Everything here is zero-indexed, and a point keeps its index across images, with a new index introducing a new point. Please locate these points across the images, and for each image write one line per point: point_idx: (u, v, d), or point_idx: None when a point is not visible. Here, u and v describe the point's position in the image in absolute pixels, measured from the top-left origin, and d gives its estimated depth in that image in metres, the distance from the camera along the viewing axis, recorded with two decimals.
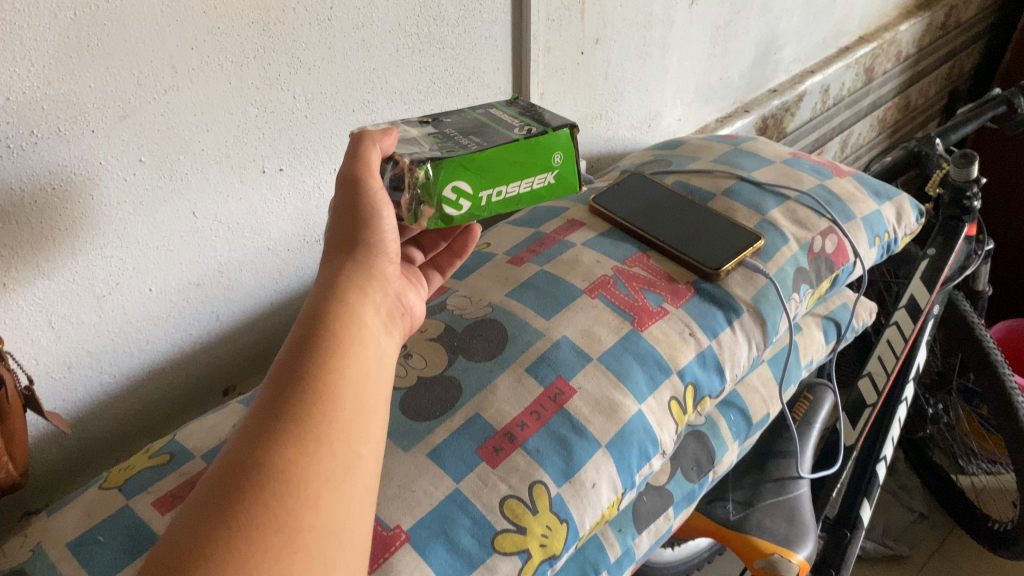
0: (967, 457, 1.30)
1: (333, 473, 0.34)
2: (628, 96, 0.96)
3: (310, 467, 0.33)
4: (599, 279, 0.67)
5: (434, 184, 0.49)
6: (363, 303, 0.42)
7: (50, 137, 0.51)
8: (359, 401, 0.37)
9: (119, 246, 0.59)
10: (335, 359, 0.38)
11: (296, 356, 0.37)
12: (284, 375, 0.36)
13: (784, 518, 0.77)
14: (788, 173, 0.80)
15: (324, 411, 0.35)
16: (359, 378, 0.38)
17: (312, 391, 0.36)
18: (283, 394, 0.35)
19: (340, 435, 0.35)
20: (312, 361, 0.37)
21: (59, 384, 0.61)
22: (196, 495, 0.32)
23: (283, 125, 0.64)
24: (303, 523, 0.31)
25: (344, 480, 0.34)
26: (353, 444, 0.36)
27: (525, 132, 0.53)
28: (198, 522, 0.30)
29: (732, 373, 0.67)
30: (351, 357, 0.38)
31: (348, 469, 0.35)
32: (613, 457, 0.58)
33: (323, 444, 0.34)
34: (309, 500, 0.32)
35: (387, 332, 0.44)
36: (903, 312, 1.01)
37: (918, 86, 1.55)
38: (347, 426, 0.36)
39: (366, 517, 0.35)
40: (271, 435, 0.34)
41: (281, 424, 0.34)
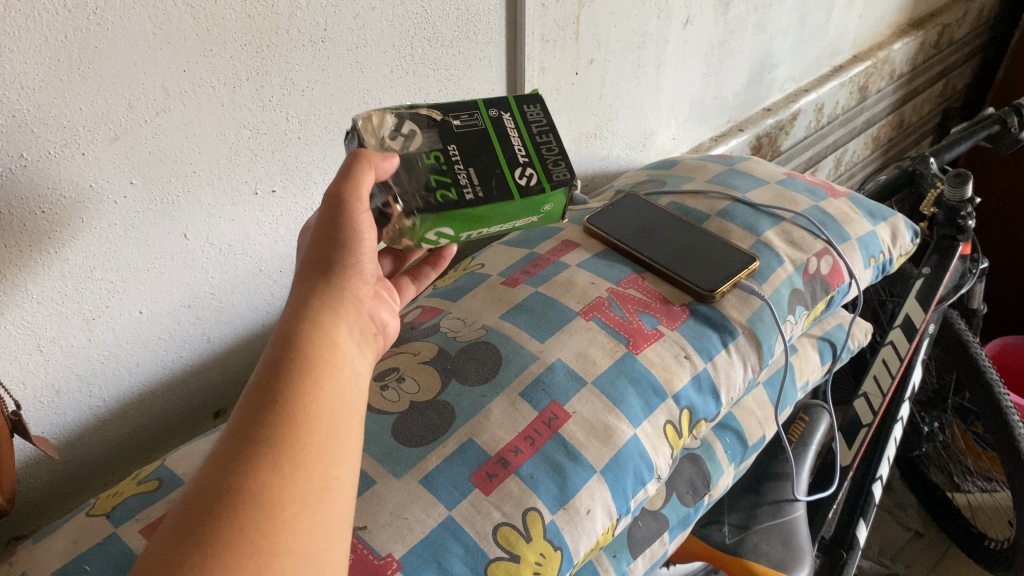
0: (963, 476, 1.31)
1: (310, 497, 0.34)
2: (623, 116, 0.96)
3: (286, 491, 0.34)
4: (593, 301, 0.66)
5: (420, 228, 0.51)
6: (338, 324, 0.42)
7: (39, 160, 0.50)
8: (335, 423, 0.38)
9: (108, 269, 0.58)
10: (310, 381, 0.38)
11: (271, 378, 0.37)
12: (259, 399, 0.36)
13: (780, 542, 0.77)
14: (783, 194, 0.80)
15: (299, 434, 0.36)
16: (334, 400, 0.38)
17: (287, 413, 0.36)
18: (258, 418, 0.35)
19: (316, 458, 0.35)
20: (287, 384, 0.37)
21: (47, 408, 0.60)
22: (170, 521, 0.32)
23: (276, 146, 0.63)
24: (279, 548, 0.32)
25: (320, 503, 0.35)
26: (329, 467, 0.36)
27: (523, 182, 0.53)
28: (173, 549, 0.30)
29: (727, 397, 0.66)
30: (326, 379, 0.39)
31: (325, 492, 0.35)
32: (608, 483, 0.57)
33: (298, 467, 0.35)
34: (285, 524, 0.33)
35: (364, 352, 0.44)
36: (898, 332, 1.01)
37: (911, 104, 1.55)
38: (322, 449, 0.36)
39: (344, 540, 0.36)
40: (247, 459, 0.34)
41: (256, 448, 0.34)
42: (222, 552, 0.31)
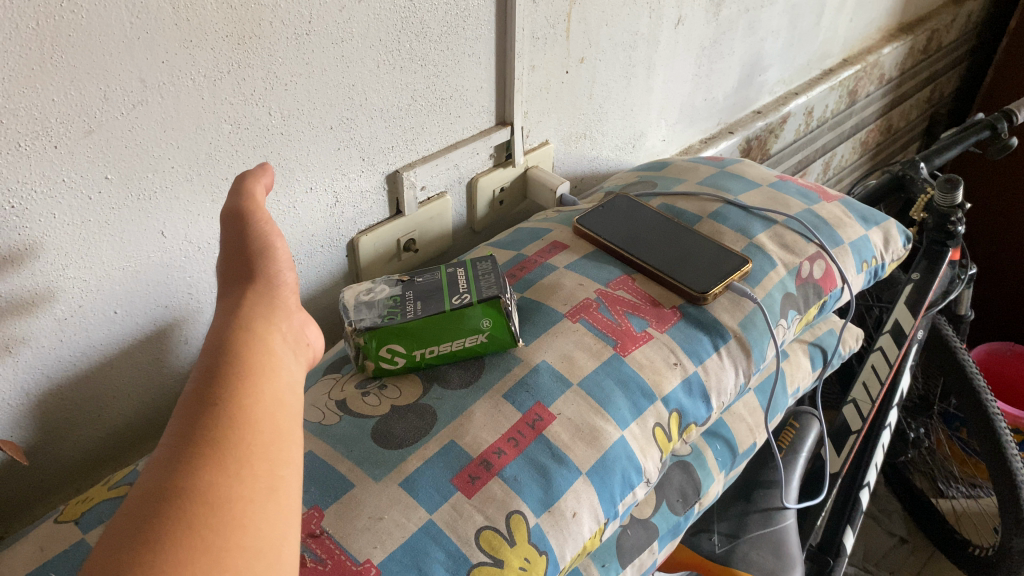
0: (947, 481, 1.31)
1: (259, 494, 0.31)
2: (613, 116, 0.95)
3: (232, 488, 0.30)
4: (581, 303, 0.65)
5: (370, 347, 0.58)
6: (273, 334, 0.40)
7: (9, 153, 0.48)
8: (277, 426, 0.35)
9: (82, 267, 0.56)
10: (246, 386, 0.35)
11: (206, 382, 0.35)
12: (196, 400, 0.34)
13: (771, 551, 0.76)
14: (776, 198, 0.79)
15: (241, 431, 0.33)
16: (274, 400, 0.35)
17: (226, 413, 0.33)
18: (197, 421, 0.32)
19: (260, 456, 0.32)
20: (223, 390, 0.34)
21: (17, 412, 0.58)
22: (111, 525, 0.28)
23: (257, 141, 0.61)
24: (230, 544, 0.29)
25: (271, 501, 0.32)
26: (274, 466, 0.33)
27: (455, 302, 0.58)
28: (114, 549, 0.27)
29: (718, 401, 0.65)
30: (263, 385, 0.36)
31: (272, 491, 0.32)
32: (595, 486, 0.56)
33: (244, 466, 0.32)
34: (235, 519, 0.30)
35: (299, 368, 0.41)
36: (887, 337, 1.00)
37: (899, 109, 1.55)
38: (267, 447, 0.33)
39: (295, 543, 0.32)
40: (188, 459, 0.31)
41: (198, 445, 0.31)
42: (170, 546, 0.27)
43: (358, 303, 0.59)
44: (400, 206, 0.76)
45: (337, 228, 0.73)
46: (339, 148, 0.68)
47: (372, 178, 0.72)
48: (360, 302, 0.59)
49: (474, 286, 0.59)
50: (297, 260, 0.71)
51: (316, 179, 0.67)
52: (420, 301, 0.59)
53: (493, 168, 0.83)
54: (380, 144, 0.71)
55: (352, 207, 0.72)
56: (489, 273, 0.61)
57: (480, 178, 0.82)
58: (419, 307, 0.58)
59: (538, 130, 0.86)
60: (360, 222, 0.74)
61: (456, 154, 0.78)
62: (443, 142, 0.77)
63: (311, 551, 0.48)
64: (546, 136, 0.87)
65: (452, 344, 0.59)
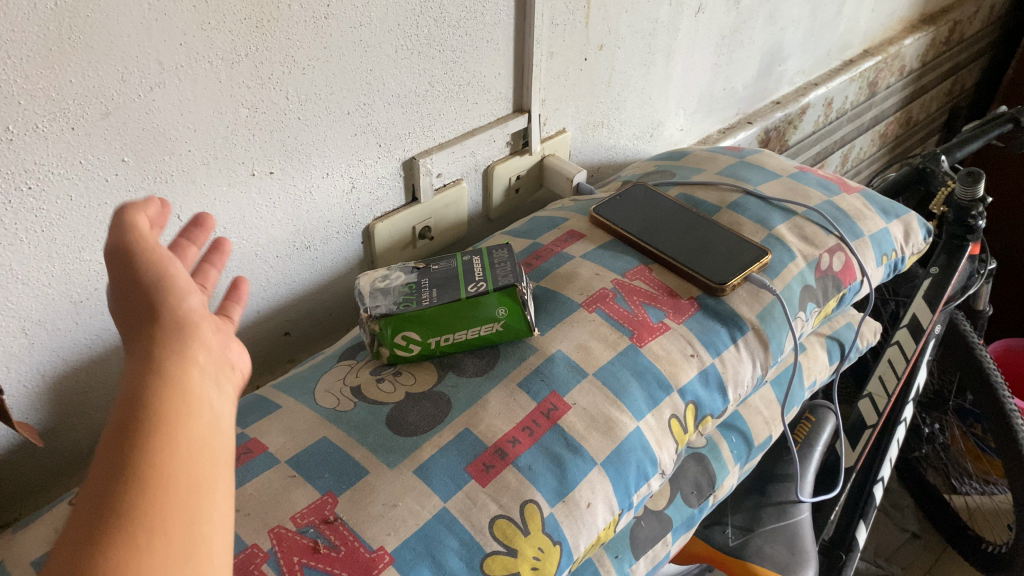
0: (960, 478, 1.29)
1: (175, 561, 0.29)
2: (631, 104, 0.94)
3: (148, 560, 0.29)
4: (597, 293, 0.64)
5: (385, 334, 0.58)
6: (193, 373, 0.36)
7: (26, 134, 0.48)
8: (194, 478, 0.32)
9: (98, 250, 0.56)
10: (163, 435, 0.32)
11: (117, 437, 0.32)
12: (110, 461, 0.31)
13: (785, 546, 0.75)
14: (795, 188, 0.78)
15: (154, 493, 0.30)
16: (190, 450, 0.33)
17: (137, 474, 0.31)
18: (108, 487, 0.30)
19: (174, 519, 0.30)
20: (129, 451, 0.31)
21: (32, 394, 0.58)
22: None
23: (274, 126, 0.61)
24: None
25: (189, 567, 0.30)
26: (192, 525, 0.31)
27: (470, 290, 0.57)
28: None
29: (735, 393, 0.64)
30: (179, 443, 0.33)
31: (191, 553, 0.30)
32: (610, 476, 0.55)
33: (159, 533, 0.30)
34: None
35: (227, 403, 0.38)
36: (905, 331, 0.99)
37: (919, 101, 1.53)
38: (184, 506, 0.31)
39: None
40: (96, 534, 0.28)
41: (109, 516, 0.29)
42: None
43: (374, 289, 0.59)
44: (416, 193, 0.76)
45: (352, 214, 0.72)
46: (355, 134, 0.67)
47: (389, 164, 0.72)
48: (375, 289, 0.59)
49: (490, 274, 0.59)
50: (312, 246, 0.71)
51: (332, 165, 0.67)
52: (436, 288, 0.58)
53: (510, 156, 0.83)
54: (396, 130, 0.70)
55: (368, 193, 0.72)
56: (505, 262, 0.60)
57: (497, 166, 0.81)
58: (435, 295, 0.58)
59: (555, 118, 0.85)
60: (376, 208, 0.74)
61: (473, 141, 0.77)
62: (460, 129, 0.76)
63: (325, 537, 0.48)
64: (563, 124, 0.86)
65: (467, 332, 0.59)
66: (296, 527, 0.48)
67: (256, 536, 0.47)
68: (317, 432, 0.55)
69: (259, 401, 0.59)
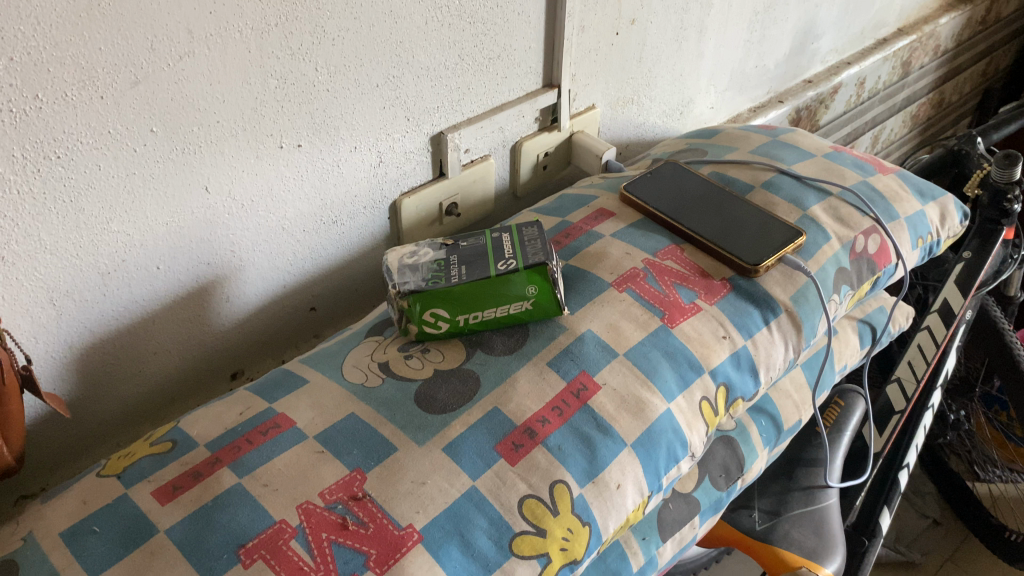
0: (983, 465, 1.27)
1: None
2: (661, 81, 0.92)
3: None
4: (628, 272, 0.63)
5: (414, 311, 0.57)
6: None
7: (55, 102, 0.47)
8: None
9: (126, 221, 0.55)
10: None
11: None
12: None
13: (812, 530, 0.74)
14: (830, 168, 0.76)
15: None
16: None
17: None
18: None
19: None
20: None
21: (60, 364, 0.58)
22: None
23: (303, 98, 0.60)
24: None
25: None
26: None
27: (500, 267, 0.56)
28: None
29: (766, 376, 0.63)
30: None
31: None
32: (640, 458, 0.54)
33: None
34: None
35: None
36: (935, 316, 0.97)
37: (953, 82, 1.50)
38: None
39: None
40: None
41: None
42: None
43: (402, 266, 0.58)
44: (443, 168, 0.75)
45: (380, 188, 0.71)
46: (384, 108, 0.66)
47: (417, 139, 0.71)
48: (404, 265, 0.58)
49: (519, 251, 0.58)
50: (339, 221, 0.70)
51: (360, 139, 0.66)
52: (464, 265, 0.57)
53: (538, 132, 0.81)
54: (425, 104, 0.69)
55: (396, 167, 0.71)
56: (535, 240, 0.59)
57: (525, 142, 0.80)
58: (464, 272, 0.57)
59: (584, 94, 0.83)
60: (403, 183, 0.73)
61: (502, 116, 0.76)
62: (489, 104, 0.75)
63: (353, 514, 0.47)
64: (593, 100, 0.85)
65: (496, 311, 0.58)
66: (325, 503, 0.47)
67: (284, 512, 0.47)
68: (346, 407, 0.54)
69: (286, 376, 0.59)
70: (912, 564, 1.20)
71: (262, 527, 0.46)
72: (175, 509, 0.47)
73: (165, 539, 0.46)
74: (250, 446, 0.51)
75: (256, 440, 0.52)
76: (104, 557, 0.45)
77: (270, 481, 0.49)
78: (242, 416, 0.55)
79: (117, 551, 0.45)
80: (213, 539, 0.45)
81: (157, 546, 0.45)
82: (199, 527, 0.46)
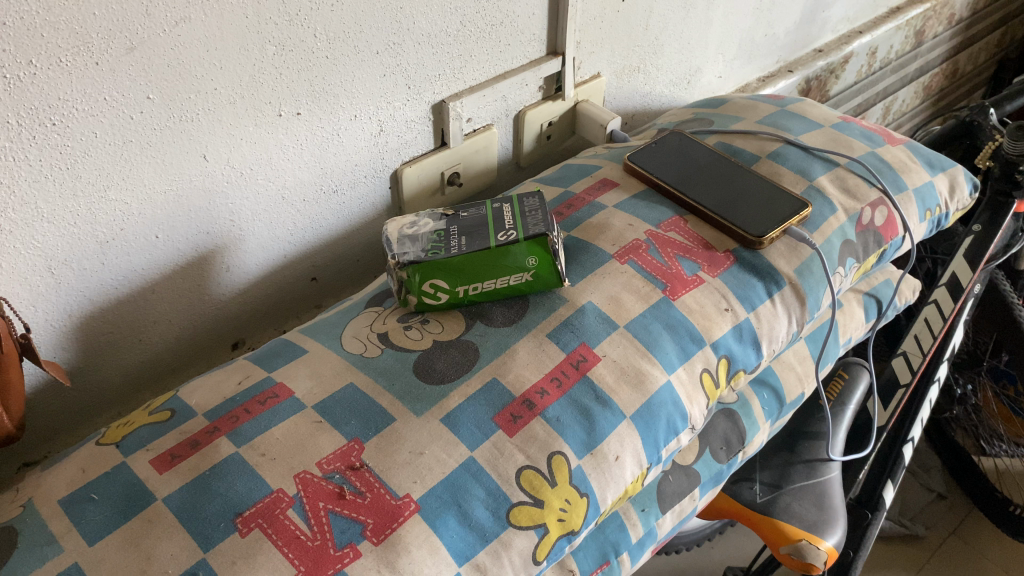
0: (990, 439, 1.24)
1: None
2: (669, 49, 0.91)
3: None
4: (630, 244, 0.63)
5: (413, 281, 0.56)
6: None
7: (50, 68, 0.47)
8: None
9: (124, 189, 0.55)
10: None
11: None
12: None
13: (813, 503, 0.74)
14: (838, 139, 0.75)
15: None
16: None
17: None
18: None
19: None
20: None
21: (59, 332, 0.58)
22: None
23: (302, 65, 0.59)
24: None
25: None
26: None
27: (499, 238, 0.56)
28: None
29: (769, 349, 0.63)
30: None
31: None
32: (639, 430, 0.54)
33: None
34: None
35: None
36: (943, 290, 0.96)
37: (967, 52, 1.48)
38: None
39: None
40: None
41: None
42: None
43: (401, 236, 0.57)
44: (445, 138, 0.74)
45: (381, 158, 0.71)
46: (384, 75, 0.65)
47: (418, 108, 0.70)
48: (403, 235, 0.58)
49: (520, 222, 0.57)
50: (339, 190, 0.70)
51: (360, 107, 0.65)
52: (464, 236, 0.57)
53: (542, 101, 0.80)
54: (426, 72, 0.68)
55: (397, 136, 0.70)
56: (537, 210, 0.58)
57: (528, 111, 0.79)
58: (463, 243, 0.56)
59: (589, 62, 0.82)
60: (404, 152, 0.72)
61: (505, 84, 0.75)
62: (492, 71, 0.74)
63: (350, 483, 0.47)
64: (598, 68, 0.84)
65: (496, 282, 0.57)
66: (322, 473, 0.47)
67: (281, 481, 0.47)
68: (344, 377, 0.54)
69: (285, 346, 0.59)
70: (916, 537, 1.20)
71: (259, 497, 0.46)
72: (173, 478, 0.47)
73: (163, 507, 0.46)
74: (249, 416, 0.51)
75: (255, 410, 0.52)
76: (102, 524, 0.45)
77: (267, 450, 0.49)
78: (240, 385, 0.55)
79: (115, 518, 0.45)
80: (210, 507, 0.45)
81: (154, 514, 0.45)
82: (197, 495, 0.46)
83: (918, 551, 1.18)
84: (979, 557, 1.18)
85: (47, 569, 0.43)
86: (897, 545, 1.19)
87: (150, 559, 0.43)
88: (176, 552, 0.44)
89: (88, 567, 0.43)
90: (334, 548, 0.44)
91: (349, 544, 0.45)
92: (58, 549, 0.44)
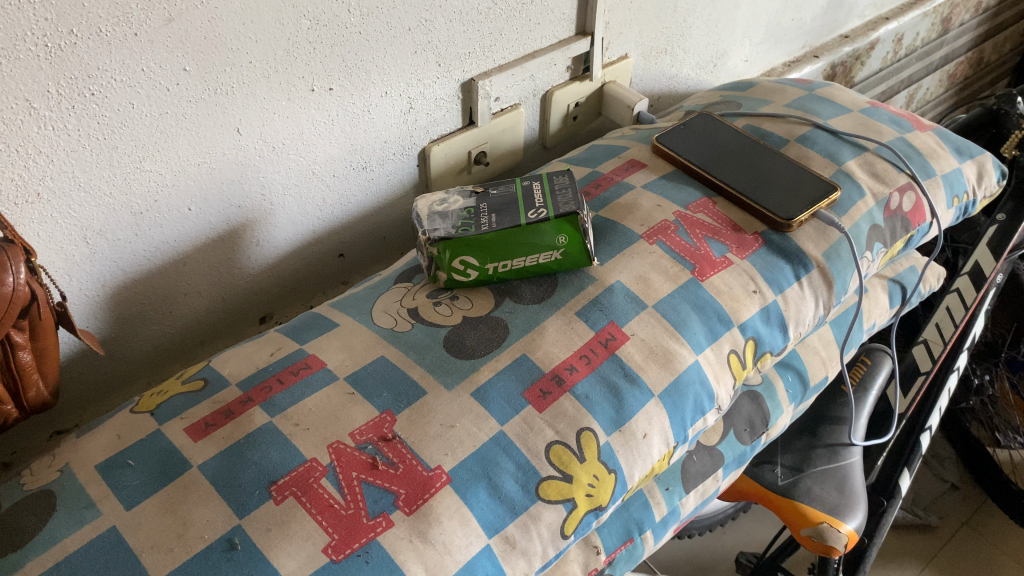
0: (1006, 433, 1.23)
1: None
2: (696, 32, 0.90)
3: None
4: (659, 224, 0.63)
5: (444, 258, 0.57)
6: None
7: (90, 38, 0.47)
8: None
9: (159, 160, 0.55)
10: None
11: None
12: None
13: (835, 487, 0.74)
14: (867, 124, 0.75)
15: None
16: None
17: None
18: None
19: None
20: None
21: (92, 301, 0.58)
22: None
23: (335, 40, 0.59)
24: None
25: None
26: None
27: (529, 216, 0.56)
28: None
29: (796, 331, 0.63)
30: None
31: None
32: (667, 409, 0.55)
33: None
34: None
35: None
36: (965, 278, 0.94)
37: (992, 41, 1.46)
38: None
39: None
40: None
41: None
42: None
43: (432, 213, 0.58)
44: (473, 116, 0.74)
45: (409, 135, 0.71)
46: (416, 52, 0.65)
47: (447, 86, 0.70)
48: (434, 212, 0.58)
49: (550, 200, 0.57)
50: (369, 167, 0.70)
51: (390, 83, 0.66)
52: (495, 214, 0.57)
53: (569, 82, 0.80)
54: (457, 49, 0.68)
55: (425, 114, 0.71)
56: (567, 188, 0.59)
57: (556, 91, 0.79)
58: (494, 220, 0.56)
59: (618, 44, 0.82)
60: (432, 130, 0.73)
61: (534, 63, 0.75)
62: (521, 50, 0.74)
63: (383, 454, 0.48)
64: (626, 50, 0.84)
65: (525, 260, 0.57)
66: (355, 443, 0.48)
67: (314, 451, 0.47)
68: (375, 350, 0.55)
69: (316, 319, 0.60)
70: (929, 527, 1.19)
71: (293, 465, 0.47)
72: (208, 445, 0.48)
73: (199, 474, 0.46)
74: (281, 387, 0.52)
75: (287, 380, 0.52)
76: (140, 489, 0.46)
77: (301, 421, 0.49)
78: (273, 357, 0.55)
79: (152, 484, 0.46)
80: (245, 475, 0.46)
81: (190, 480, 0.46)
82: (231, 463, 0.47)
83: (930, 541, 1.18)
84: (993, 548, 1.17)
85: (86, 532, 0.44)
86: (909, 533, 1.19)
87: (186, 525, 0.44)
88: (212, 518, 0.44)
89: (126, 531, 0.44)
90: (367, 517, 0.45)
91: (382, 513, 0.45)
92: (96, 513, 0.45)
